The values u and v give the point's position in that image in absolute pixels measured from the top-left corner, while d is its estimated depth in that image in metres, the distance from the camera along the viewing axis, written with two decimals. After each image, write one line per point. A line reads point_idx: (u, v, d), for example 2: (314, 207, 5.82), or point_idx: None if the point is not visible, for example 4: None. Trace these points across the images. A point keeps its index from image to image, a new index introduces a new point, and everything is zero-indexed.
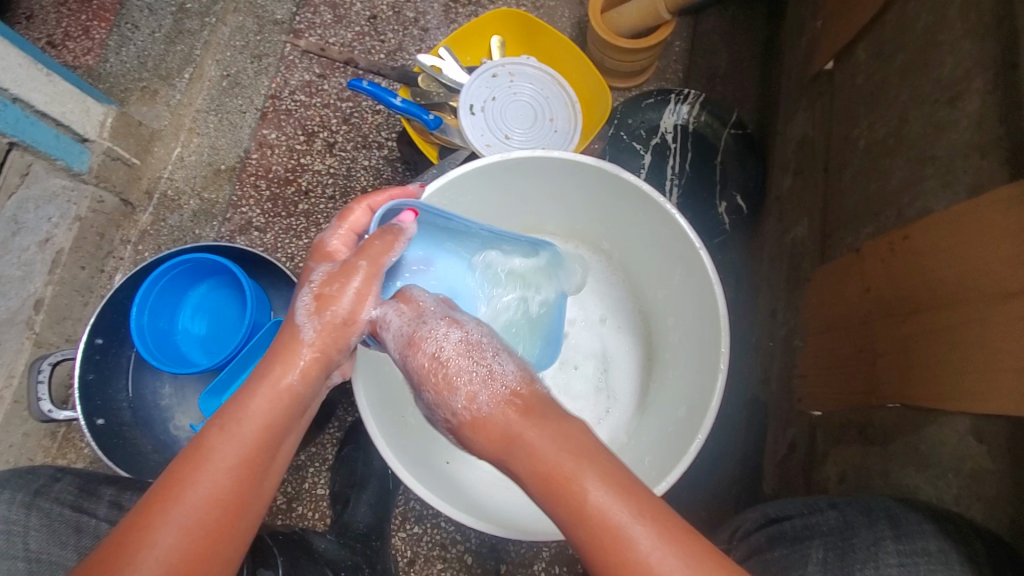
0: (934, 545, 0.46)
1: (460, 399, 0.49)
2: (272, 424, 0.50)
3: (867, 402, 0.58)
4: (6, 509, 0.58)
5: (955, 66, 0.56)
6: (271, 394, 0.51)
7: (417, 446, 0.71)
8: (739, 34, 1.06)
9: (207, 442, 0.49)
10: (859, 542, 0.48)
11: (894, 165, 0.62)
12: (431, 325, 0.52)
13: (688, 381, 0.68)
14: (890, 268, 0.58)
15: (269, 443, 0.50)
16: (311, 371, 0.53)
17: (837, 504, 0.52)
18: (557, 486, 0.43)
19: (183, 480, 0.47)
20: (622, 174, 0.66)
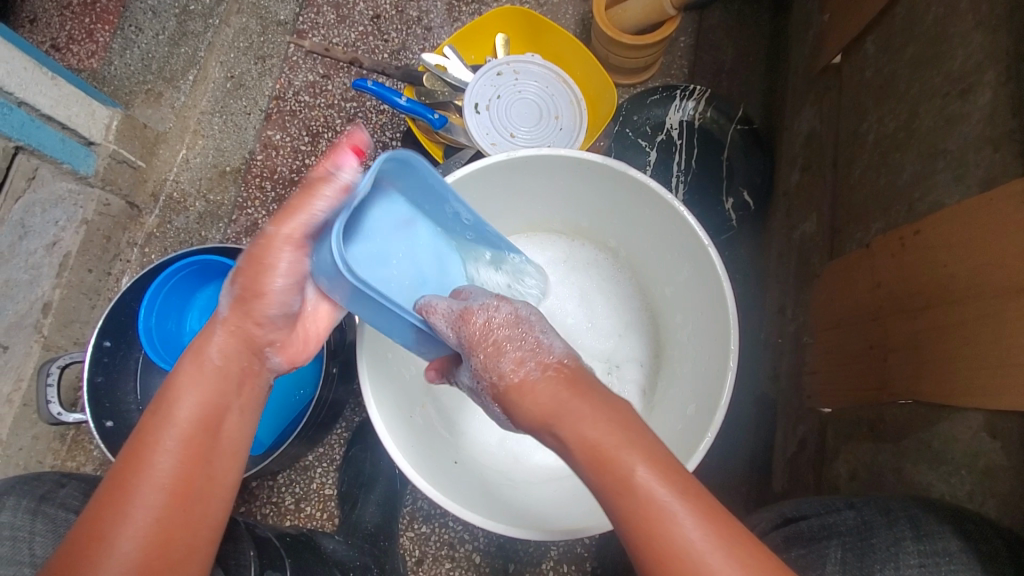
0: (955, 547, 0.46)
1: (508, 365, 0.52)
2: (211, 406, 0.57)
3: (878, 398, 0.58)
4: (11, 517, 0.58)
5: (967, 58, 0.55)
6: (197, 379, 0.58)
7: (426, 446, 0.71)
8: (745, 29, 1.05)
9: (150, 434, 0.54)
10: (875, 541, 0.48)
11: (904, 160, 0.61)
12: (484, 305, 0.55)
13: (698, 379, 0.68)
14: (901, 264, 0.57)
15: (207, 420, 0.57)
16: (231, 350, 0.60)
17: (854, 503, 0.52)
18: (603, 469, 0.45)
19: (137, 470, 0.52)
20: (629, 171, 0.66)
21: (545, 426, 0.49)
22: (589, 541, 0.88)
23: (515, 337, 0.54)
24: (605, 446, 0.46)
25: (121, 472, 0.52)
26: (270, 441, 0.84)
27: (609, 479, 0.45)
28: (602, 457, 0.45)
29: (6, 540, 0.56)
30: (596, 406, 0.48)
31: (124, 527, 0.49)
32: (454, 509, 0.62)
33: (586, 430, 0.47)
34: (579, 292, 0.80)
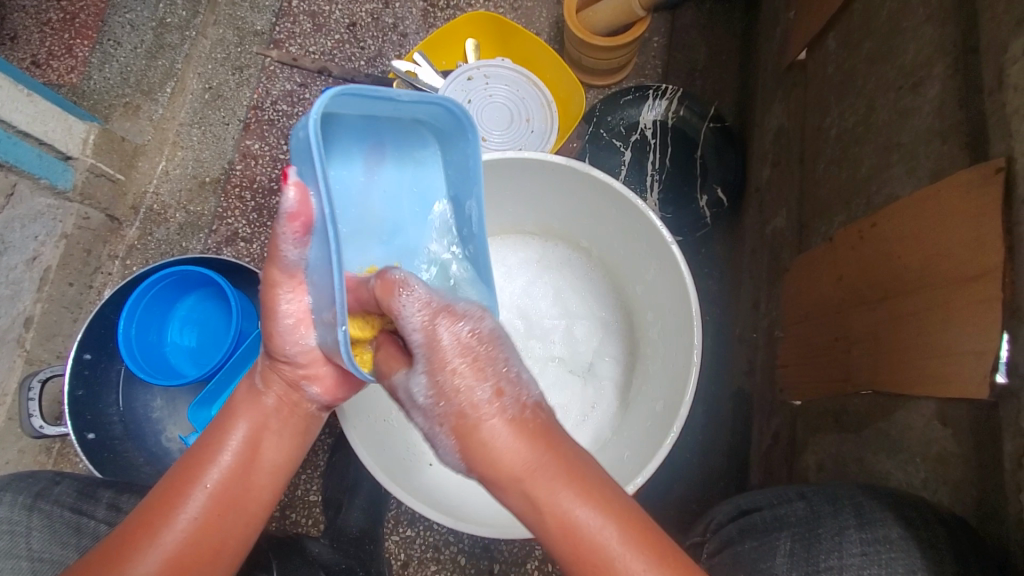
0: (896, 534, 0.46)
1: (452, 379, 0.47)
2: (261, 428, 0.56)
3: (842, 389, 0.59)
4: (8, 511, 0.58)
5: (917, 52, 0.56)
6: (251, 410, 0.56)
7: (398, 449, 0.71)
8: (717, 28, 1.06)
9: (207, 445, 0.55)
10: (822, 531, 0.48)
11: (863, 154, 0.62)
12: (461, 312, 0.50)
13: (666, 375, 0.69)
14: (860, 257, 0.58)
15: (254, 442, 0.55)
16: (280, 390, 0.58)
17: (805, 494, 0.52)
18: (548, 519, 0.44)
19: (187, 477, 0.53)
20: (593, 172, 0.67)
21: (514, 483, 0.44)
22: None
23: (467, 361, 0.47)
24: (544, 492, 0.44)
25: (175, 476, 0.53)
26: None
27: (530, 496, 0.44)
28: (549, 510, 0.44)
29: (4, 533, 0.57)
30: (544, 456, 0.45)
31: (166, 529, 0.50)
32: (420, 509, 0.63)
33: (527, 487, 0.44)
34: (552, 291, 0.81)
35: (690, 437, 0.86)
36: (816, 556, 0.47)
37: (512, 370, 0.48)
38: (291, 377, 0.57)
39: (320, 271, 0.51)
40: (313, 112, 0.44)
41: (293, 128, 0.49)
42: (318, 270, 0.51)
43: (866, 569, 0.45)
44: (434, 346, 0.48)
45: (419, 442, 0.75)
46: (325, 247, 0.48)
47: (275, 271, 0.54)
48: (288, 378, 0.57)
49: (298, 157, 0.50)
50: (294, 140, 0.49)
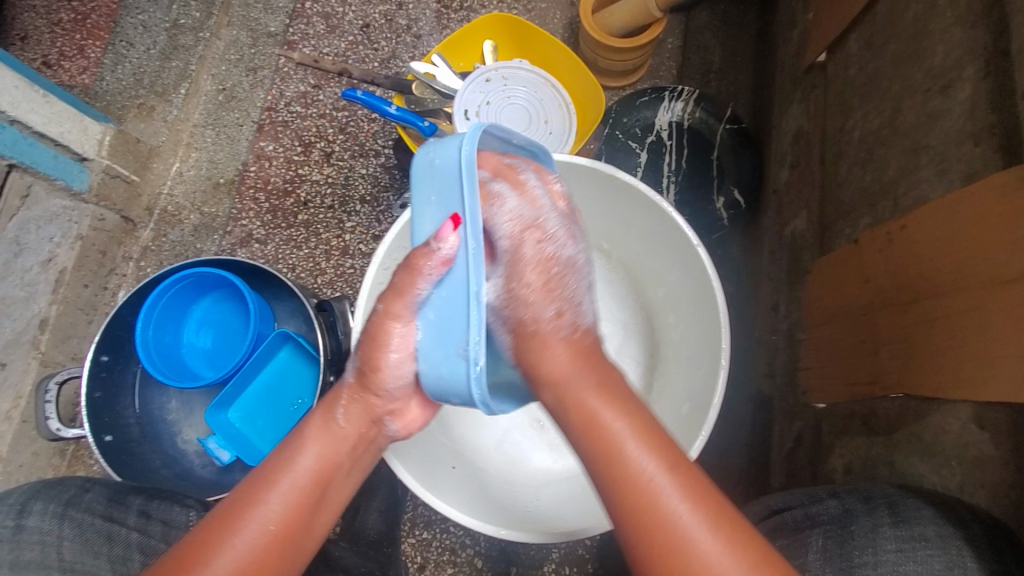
0: (931, 531, 0.46)
1: (551, 312, 0.53)
2: (331, 462, 0.56)
3: (871, 392, 0.58)
4: (39, 520, 0.58)
5: (946, 55, 0.56)
6: (322, 438, 0.56)
7: (429, 454, 0.72)
8: (731, 29, 1.06)
9: (273, 471, 0.54)
10: (855, 529, 0.48)
11: (889, 156, 0.62)
12: (550, 229, 0.55)
13: (691, 379, 0.68)
14: (888, 259, 0.58)
15: (323, 473, 0.55)
16: (355, 417, 0.58)
17: (836, 493, 0.52)
18: (636, 493, 0.45)
19: (247, 502, 0.52)
20: (619, 174, 0.66)
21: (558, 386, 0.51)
22: (590, 542, 0.88)
23: (551, 280, 0.54)
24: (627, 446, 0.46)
25: (235, 501, 0.52)
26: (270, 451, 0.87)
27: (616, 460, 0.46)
28: (601, 429, 0.48)
29: (34, 544, 0.57)
30: (601, 381, 0.51)
31: (227, 544, 0.50)
32: (455, 516, 0.64)
33: (584, 400, 0.49)
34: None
35: (709, 439, 0.86)
36: (850, 550, 0.47)
37: (575, 296, 0.55)
38: (376, 412, 0.59)
39: (446, 308, 0.51)
40: (470, 141, 0.50)
41: (422, 160, 0.53)
42: (447, 307, 0.51)
43: (902, 565, 0.45)
44: (516, 262, 0.54)
45: (453, 445, 0.76)
46: (467, 278, 0.49)
47: (397, 305, 0.53)
48: (374, 411, 0.58)
49: (430, 191, 0.53)
50: (432, 172, 0.53)
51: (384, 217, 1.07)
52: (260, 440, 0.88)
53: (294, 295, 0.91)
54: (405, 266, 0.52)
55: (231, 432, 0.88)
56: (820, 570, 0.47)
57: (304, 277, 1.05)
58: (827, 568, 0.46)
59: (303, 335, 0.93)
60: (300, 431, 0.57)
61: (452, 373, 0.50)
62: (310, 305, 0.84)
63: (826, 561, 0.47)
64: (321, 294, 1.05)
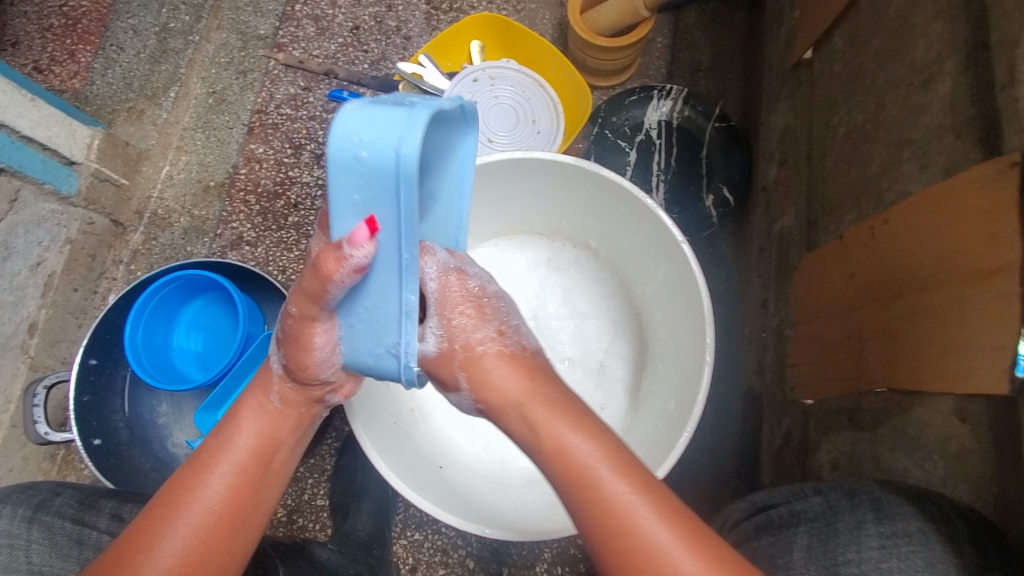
0: (913, 527, 0.45)
1: (492, 331, 0.53)
2: (269, 440, 0.56)
3: (856, 387, 0.58)
4: (8, 525, 0.56)
5: (928, 49, 0.55)
6: (255, 422, 0.56)
7: (407, 451, 0.71)
8: (719, 28, 1.06)
9: (212, 452, 0.54)
10: (840, 526, 0.48)
11: (873, 151, 0.62)
12: (470, 268, 0.55)
13: (677, 376, 0.68)
14: (871, 253, 0.58)
15: (262, 453, 0.55)
16: (287, 400, 0.57)
17: (822, 489, 0.52)
18: (613, 531, 0.44)
19: (187, 487, 0.52)
20: (603, 172, 0.66)
21: (512, 408, 0.50)
22: (582, 542, 0.88)
23: (470, 305, 0.53)
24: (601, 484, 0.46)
25: (174, 486, 0.52)
26: None
27: (595, 501, 0.45)
28: (566, 458, 0.47)
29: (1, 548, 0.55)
30: (542, 383, 0.51)
31: (170, 530, 0.50)
32: (426, 507, 0.63)
33: (526, 410, 0.50)
34: (560, 291, 0.81)
35: (700, 437, 0.86)
36: (833, 548, 0.47)
37: (509, 317, 0.55)
38: (314, 394, 0.57)
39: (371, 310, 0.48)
40: (414, 142, 0.40)
41: (350, 154, 0.42)
42: (372, 315, 0.48)
43: (886, 561, 0.44)
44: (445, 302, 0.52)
45: (433, 443, 0.76)
46: (393, 281, 0.46)
47: (311, 309, 0.49)
48: (312, 394, 0.57)
49: (351, 189, 0.43)
50: (358, 168, 0.42)
51: None
52: None
53: (284, 297, 0.91)
54: (315, 272, 0.46)
55: None
56: (804, 568, 0.46)
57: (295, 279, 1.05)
58: (812, 565, 0.46)
59: None
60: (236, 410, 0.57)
61: (383, 369, 0.49)
62: None
63: (809, 559, 0.46)
64: None
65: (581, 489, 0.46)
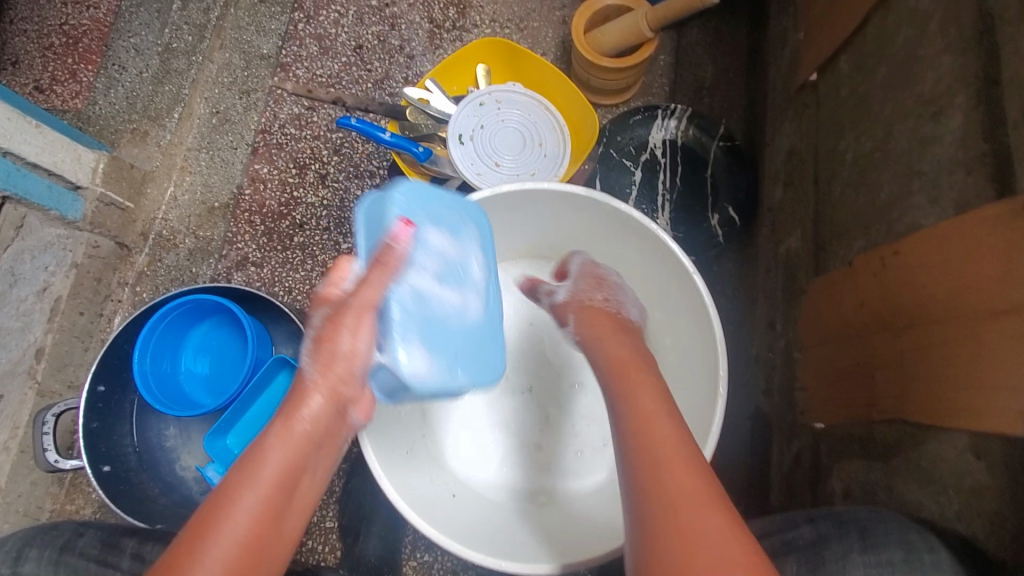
0: (897, 557, 0.47)
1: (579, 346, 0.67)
2: (296, 465, 0.52)
3: (868, 415, 0.59)
4: (35, 568, 0.59)
5: (937, 81, 0.56)
6: (286, 446, 0.52)
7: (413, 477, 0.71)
8: (721, 46, 1.07)
9: (232, 487, 0.50)
10: (828, 555, 0.49)
11: (882, 180, 0.62)
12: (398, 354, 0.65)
13: (688, 403, 0.69)
14: (882, 283, 0.58)
15: (287, 481, 0.51)
16: (323, 416, 0.53)
17: (829, 520, 0.53)
18: (671, 514, 0.47)
19: (210, 522, 0.48)
20: (615, 203, 0.67)
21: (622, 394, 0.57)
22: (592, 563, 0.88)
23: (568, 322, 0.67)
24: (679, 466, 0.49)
25: (198, 523, 0.48)
26: None
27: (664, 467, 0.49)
28: (650, 438, 0.51)
29: None
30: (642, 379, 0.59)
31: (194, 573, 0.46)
32: (442, 543, 0.62)
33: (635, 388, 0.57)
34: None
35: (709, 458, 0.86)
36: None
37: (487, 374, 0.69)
38: (342, 403, 0.54)
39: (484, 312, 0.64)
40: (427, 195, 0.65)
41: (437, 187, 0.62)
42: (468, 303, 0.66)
43: None
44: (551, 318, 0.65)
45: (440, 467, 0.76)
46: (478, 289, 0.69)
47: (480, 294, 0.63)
48: (342, 402, 0.54)
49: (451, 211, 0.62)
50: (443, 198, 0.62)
51: None
52: None
53: (291, 320, 0.91)
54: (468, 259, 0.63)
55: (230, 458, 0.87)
56: None
57: (301, 300, 1.05)
58: None
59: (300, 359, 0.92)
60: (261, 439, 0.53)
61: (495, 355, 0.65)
62: None
63: None
64: None
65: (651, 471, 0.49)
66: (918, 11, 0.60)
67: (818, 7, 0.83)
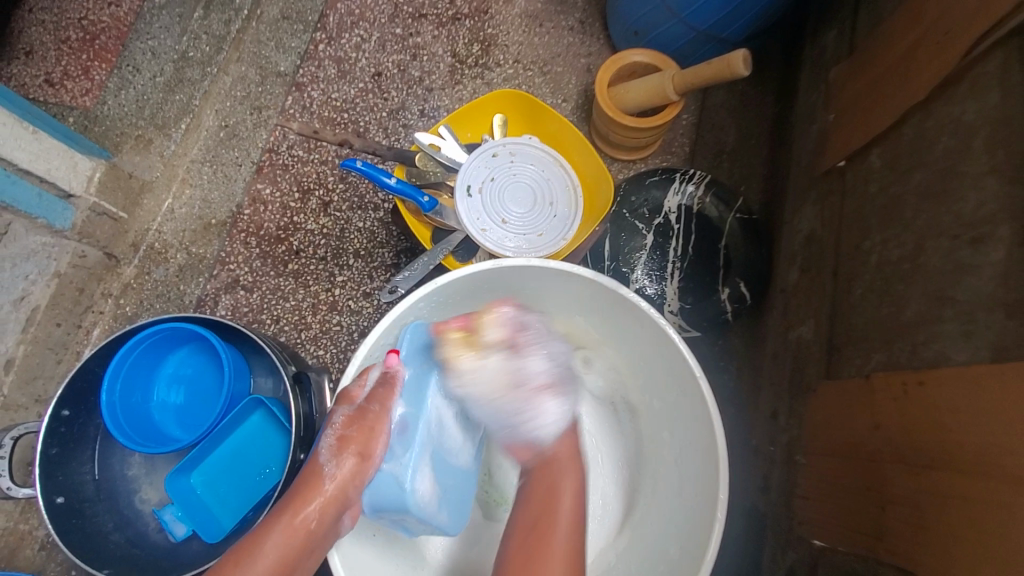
0: None
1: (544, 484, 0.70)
2: (294, 551, 0.59)
3: (875, 552, 0.55)
4: None
5: (978, 204, 0.52)
6: (287, 530, 0.59)
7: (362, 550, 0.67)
8: (746, 112, 1.04)
9: (239, 557, 0.57)
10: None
11: (908, 295, 0.58)
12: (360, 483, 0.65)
13: (681, 508, 0.64)
14: (903, 411, 0.54)
15: (285, 564, 0.58)
16: (325, 509, 0.61)
17: None
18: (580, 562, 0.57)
19: None
20: (620, 289, 0.64)
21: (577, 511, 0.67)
22: None
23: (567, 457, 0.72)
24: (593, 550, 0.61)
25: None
26: (232, 525, 0.81)
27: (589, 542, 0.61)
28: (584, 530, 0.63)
29: None
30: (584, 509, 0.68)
31: None
32: None
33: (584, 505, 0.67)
34: None
35: None
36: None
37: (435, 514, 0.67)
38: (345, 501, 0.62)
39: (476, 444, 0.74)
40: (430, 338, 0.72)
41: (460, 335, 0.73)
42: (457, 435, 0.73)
43: None
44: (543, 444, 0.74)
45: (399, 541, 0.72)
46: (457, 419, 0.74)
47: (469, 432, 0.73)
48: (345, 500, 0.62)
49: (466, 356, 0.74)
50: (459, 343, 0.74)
51: (378, 273, 1.03)
52: (224, 512, 0.83)
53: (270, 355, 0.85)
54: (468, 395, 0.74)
55: (191, 499, 0.83)
56: None
57: (289, 330, 1.01)
58: None
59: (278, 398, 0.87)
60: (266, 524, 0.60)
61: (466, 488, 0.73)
62: (286, 373, 0.80)
63: None
64: (302, 349, 1.00)
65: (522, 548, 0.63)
66: (962, 122, 0.57)
67: (851, 91, 0.79)
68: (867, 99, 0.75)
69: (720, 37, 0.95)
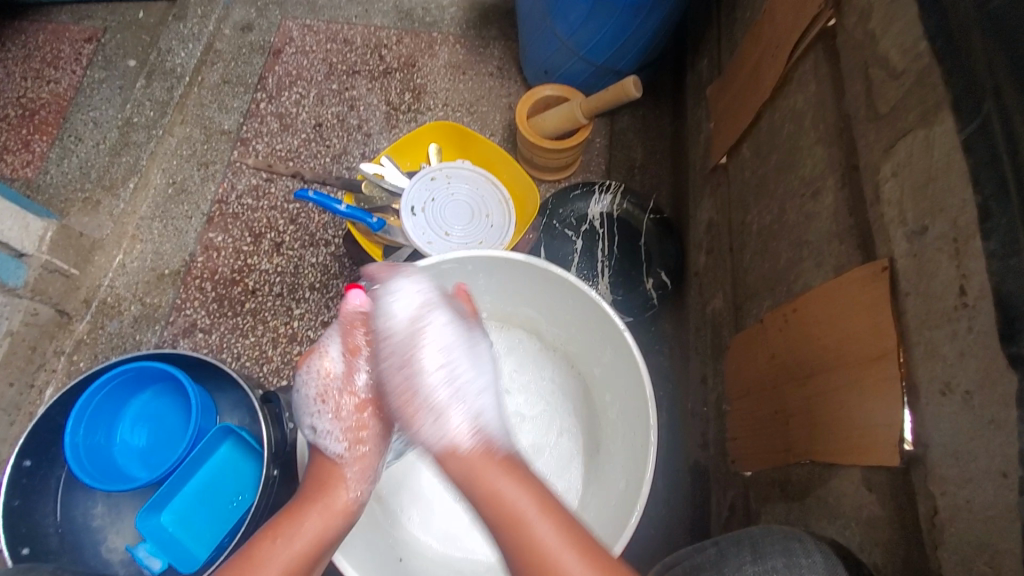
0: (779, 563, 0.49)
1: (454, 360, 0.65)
2: (332, 529, 0.62)
3: (785, 459, 0.63)
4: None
5: (814, 167, 0.67)
6: (327, 511, 0.63)
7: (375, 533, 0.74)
8: (649, 131, 1.21)
9: (292, 519, 0.61)
10: (726, 567, 0.50)
11: (780, 248, 0.72)
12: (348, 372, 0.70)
13: (626, 453, 0.73)
14: (788, 338, 0.65)
15: (327, 523, 0.62)
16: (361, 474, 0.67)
17: (718, 541, 0.54)
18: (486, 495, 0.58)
19: (259, 557, 0.58)
20: (551, 267, 0.74)
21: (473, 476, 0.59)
22: None
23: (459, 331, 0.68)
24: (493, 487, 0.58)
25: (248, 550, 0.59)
26: (208, 555, 0.82)
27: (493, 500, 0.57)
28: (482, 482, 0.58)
29: None
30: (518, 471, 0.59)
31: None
32: None
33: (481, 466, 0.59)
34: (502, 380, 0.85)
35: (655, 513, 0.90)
36: None
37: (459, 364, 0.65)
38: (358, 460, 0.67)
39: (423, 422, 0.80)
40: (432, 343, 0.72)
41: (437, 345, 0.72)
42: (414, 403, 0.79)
43: None
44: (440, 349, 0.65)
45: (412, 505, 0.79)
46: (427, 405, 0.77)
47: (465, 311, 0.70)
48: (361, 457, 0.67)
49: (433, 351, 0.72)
50: None
51: (333, 304, 1.09)
52: (197, 545, 0.84)
53: (238, 387, 0.89)
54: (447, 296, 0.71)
55: (163, 537, 0.83)
56: None
57: (250, 366, 1.04)
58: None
59: (247, 428, 0.90)
60: (305, 501, 0.63)
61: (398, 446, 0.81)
62: (255, 397, 0.83)
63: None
64: (266, 383, 1.04)
65: (518, 533, 0.55)
66: (796, 111, 0.73)
67: (723, 102, 0.96)
68: (733, 106, 0.91)
69: (615, 70, 1.12)
